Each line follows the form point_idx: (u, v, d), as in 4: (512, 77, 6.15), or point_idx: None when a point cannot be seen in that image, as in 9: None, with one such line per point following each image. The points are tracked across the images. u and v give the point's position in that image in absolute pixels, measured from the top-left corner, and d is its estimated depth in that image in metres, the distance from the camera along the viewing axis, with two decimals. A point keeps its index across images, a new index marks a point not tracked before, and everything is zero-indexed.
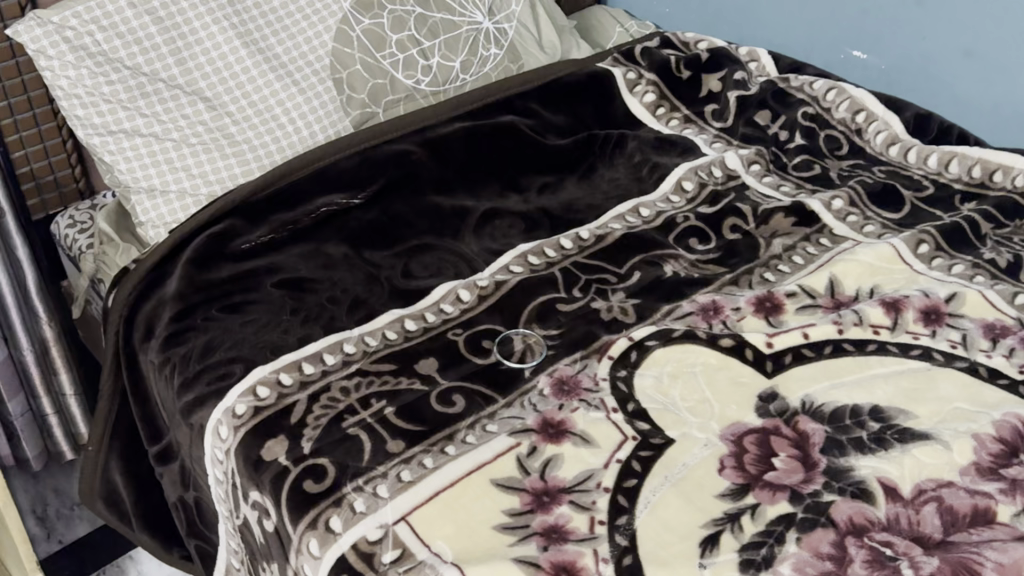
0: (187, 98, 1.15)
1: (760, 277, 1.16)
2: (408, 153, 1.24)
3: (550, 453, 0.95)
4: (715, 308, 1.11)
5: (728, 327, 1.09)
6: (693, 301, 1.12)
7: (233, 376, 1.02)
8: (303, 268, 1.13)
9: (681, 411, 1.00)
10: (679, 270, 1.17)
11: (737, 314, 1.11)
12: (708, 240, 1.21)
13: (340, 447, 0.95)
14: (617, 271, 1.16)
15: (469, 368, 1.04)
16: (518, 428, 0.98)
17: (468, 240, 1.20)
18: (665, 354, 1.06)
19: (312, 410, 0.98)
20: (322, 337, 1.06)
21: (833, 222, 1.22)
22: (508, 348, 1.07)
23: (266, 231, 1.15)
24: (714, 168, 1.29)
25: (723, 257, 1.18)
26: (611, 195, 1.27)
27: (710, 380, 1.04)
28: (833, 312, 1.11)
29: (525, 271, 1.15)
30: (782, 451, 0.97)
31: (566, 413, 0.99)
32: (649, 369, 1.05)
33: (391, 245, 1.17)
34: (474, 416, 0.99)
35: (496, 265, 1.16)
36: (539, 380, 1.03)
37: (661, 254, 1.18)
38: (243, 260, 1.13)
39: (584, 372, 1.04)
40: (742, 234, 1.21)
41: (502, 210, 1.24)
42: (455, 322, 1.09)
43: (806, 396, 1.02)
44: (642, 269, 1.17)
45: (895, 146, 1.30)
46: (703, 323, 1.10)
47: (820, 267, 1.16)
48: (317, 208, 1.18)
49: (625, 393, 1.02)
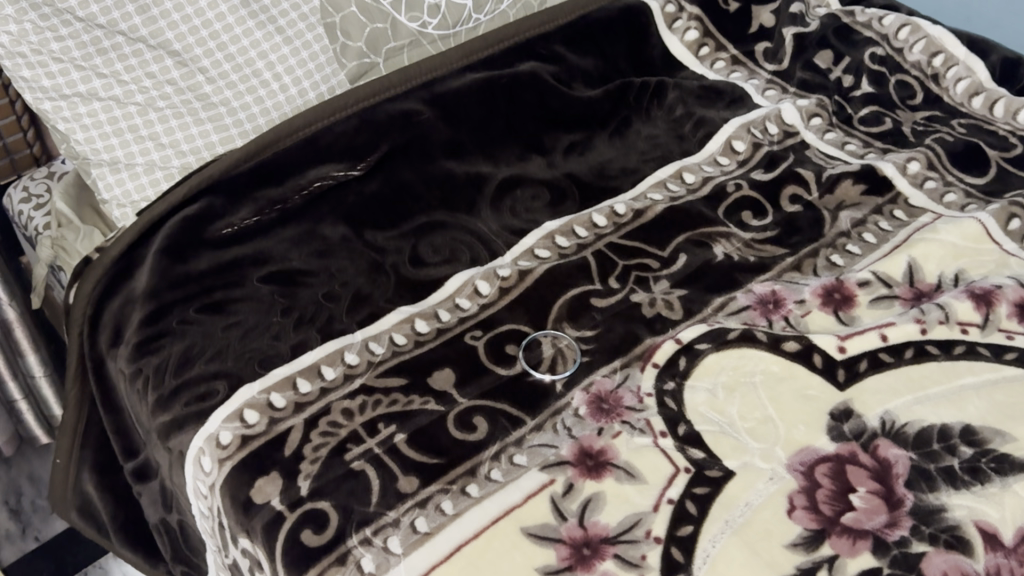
0: (151, 53, 0.96)
1: (826, 261, 1.00)
2: (414, 113, 1.05)
3: (590, 492, 0.81)
4: (776, 300, 0.96)
5: (792, 326, 0.94)
6: (749, 292, 0.97)
7: (217, 396, 0.87)
8: (295, 258, 0.97)
9: (740, 434, 0.86)
10: (731, 252, 1.01)
11: (802, 309, 0.95)
12: (764, 214, 1.04)
13: (344, 487, 0.81)
14: (660, 254, 1.00)
15: (492, 381, 0.89)
16: (551, 460, 0.83)
17: (485, 216, 1.04)
18: (719, 360, 0.91)
19: (310, 439, 0.84)
20: (319, 344, 0.90)
21: (908, 189, 1.06)
22: (536, 356, 0.91)
23: (252, 212, 0.98)
24: (769, 123, 1.12)
25: (781, 236, 1.02)
26: (649, 157, 1.11)
27: (773, 394, 0.89)
28: (913, 306, 0.95)
29: (553, 257, 0.99)
30: (861, 485, 0.83)
31: (607, 439, 0.85)
32: (701, 379, 0.90)
33: (397, 225, 1.01)
34: (499, 444, 0.84)
35: (519, 248, 1.00)
36: (573, 397, 0.88)
37: (711, 232, 1.02)
38: (226, 248, 0.96)
39: (625, 385, 0.89)
40: (803, 206, 1.05)
41: (524, 178, 1.07)
42: (473, 323, 0.94)
43: (885, 413, 0.88)
44: (689, 251, 1.01)
45: (979, 97, 1.13)
46: (762, 320, 0.95)
47: (895, 248, 1.00)
48: (310, 182, 1.00)
49: (674, 412, 0.87)
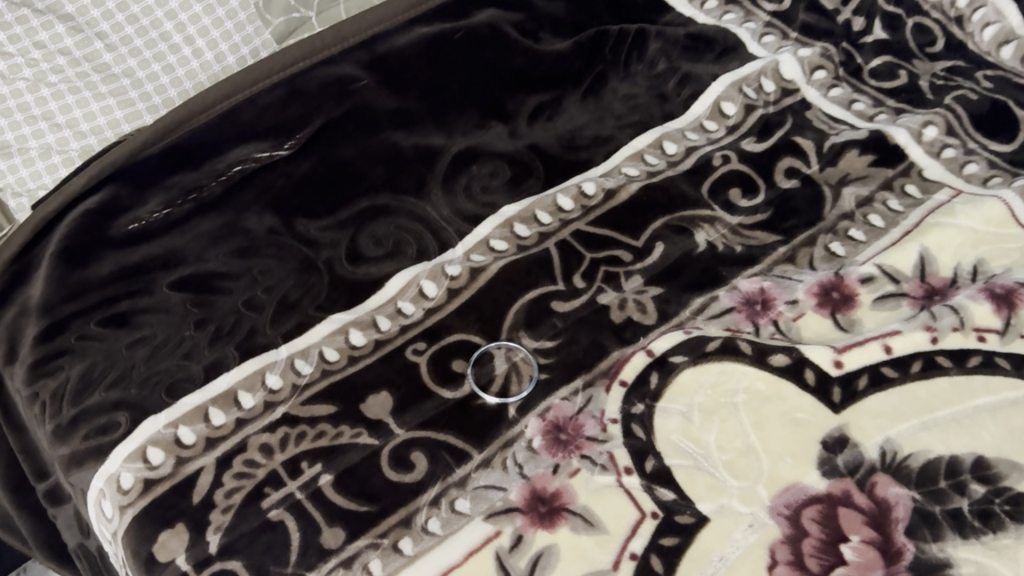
0: (39, 19, 0.83)
1: (825, 250, 0.87)
2: (351, 80, 0.91)
3: (540, 545, 0.71)
4: (765, 301, 0.84)
5: (782, 333, 0.82)
6: (735, 291, 0.84)
7: (118, 430, 0.75)
8: (211, 258, 0.85)
9: (717, 470, 0.75)
10: (715, 240, 0.87)
11: (794, 311, 0.83)
12: (756, 192, 0.91)
13: (259, 543, 0.71)
14: (634, 244, 0.87)
15: (434, 407, 0.78)
16: (499, 506, 0.72)
17: (436, 199, 0.91)
18: (696, 377, 0.79)
19: (222, 482, 0.73)
20: (237, 364, 0.79)
21: (923, 159, 0.92)
22: (486, 373, 0.80)
23: (162, 203, 0.85)
24: (764, 80, 0.99)
25: (774, 219, 0.89)
26: (627, 122, 0.97)
27: (757, 418, 0.77)
28: (922, 308, 0.83)
29: (511, 250, 0.87)
30: (855, 533, 0.72)
31: (563, 479, 0.74)
32: (675, 401, 0.78)
33: (332, 211, 0.89)
34: (439, 485, 0.74)
35: (474, 239, 0.88)
36: (526, 425, 0.77)
37: (693, 216, 0.89)
38: (132, 248, 0.84)
39: (587, 410, 0.78)
40: (801, 181, 0.92)
41: (482, 152, 0.94)
42: (416, 332, 0.82)
43: (886, 442, 0.76)
44: (667, 239, 0.88)
45: (1009, 46, 0.99)
46: (747, 325, 0.82)
47: (904, 235, 0.87)
48: (229, 166, 0.87)
49: (642, 443, 0.76)
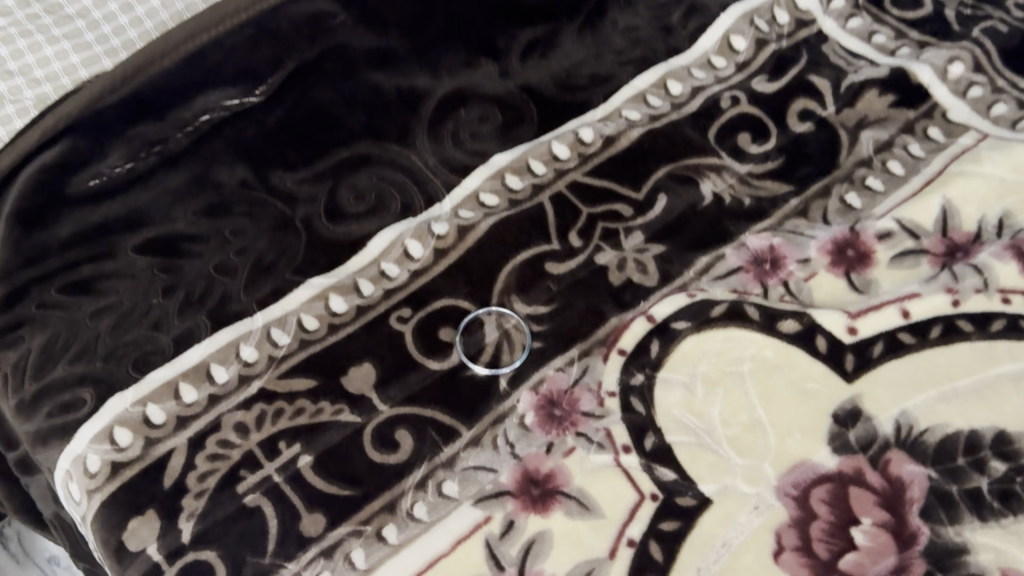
0: None
1: (841, 201, 0.81)
2: (328, 16, 0.78)
3: (532, 531, 0.67)
4: (774, 260, 0.78)
5: (793, 295, 0.76)
6: (742, 248, 0.79)
7: (84, 408, 0.70)
8: (179, 217, 0.78)
9: (721, 447, 0.70)
10: (722, 191, 0.81)
11: (805, 271, 0.77)
12: (767, 136, 0.84)
13: (234, 531, 0.67)
14: (635, 197, 0.81)
15: (420, 380, 0.73)
16: (488, 490, 0.68)
17: (421, 145, 0.84)
18: (699, 345, 0.74)
19: (194, 465, 0.69)
20: (209, 334, 0.74)
21: (948, 99, 0.85)
22: (475, 342, 0.75)
23: (123, 155, 0.76)
24: (778, 10, 0.91)
25: (786, 168, 0.83)
26: (626, 59, 0.88)
27: (765, 389, 0.72)
28: (943, 266, 0.77)
29: (503, 205, 0.81)
30: (867, 515, 0.68)
31: (557, 459, 0.70)
32: (677, 371, 0.73)
33: (309, 161, 0.82)
34: (426, 467, 0.69)
35: (463, 191, 0.82)
36: (518, 399, 0.72)
37: (698, 165, 0.83)
38: (93, 206, 0.75)
39: (583, 382, 0.73)
40: (815, 125, 0.85)
41: (469, 92, 0.85)
42: (401, 297, 0.77)
43: (901, 415, 0.71)
44: (670, 191, 0.82)
45: None
46: (756, 287, 0.77)
47: (925, 186, 0.81)
48: (196, 116, 0.77)
49: (642, 418, 0.71)
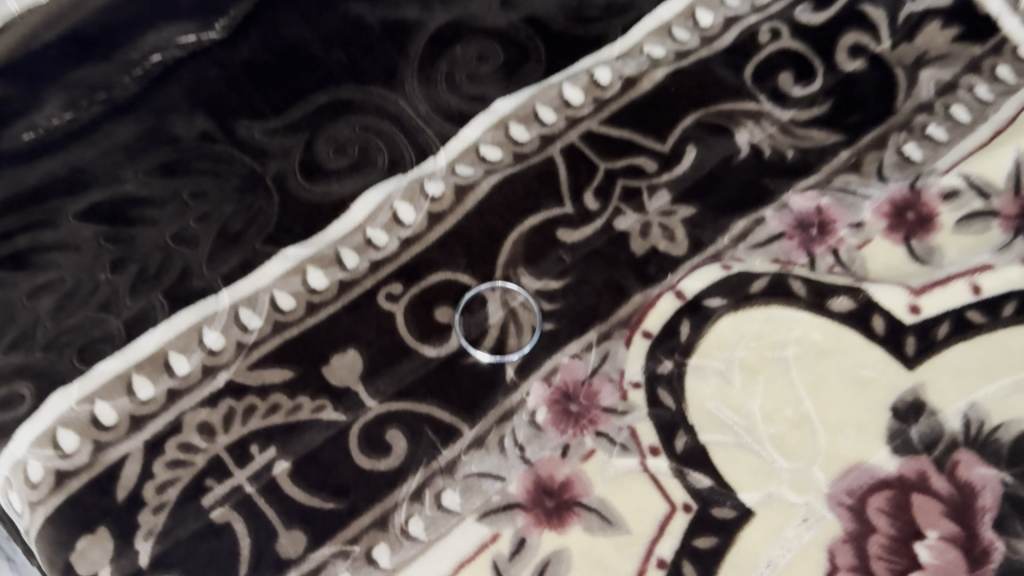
0: None
1: (898, 153, 0.70)
2: None
3: (548, 550, 0.57)
4: (822, 224, 0.67)
5: (844, 266, 0.66)
6: (785, 210, 0.68)
7: (22, 405, 0.59)
8: (129, 177, 0.66)
9: (763, 449, 0.61)
10: (760, 141, 0.70)
11: (858, 237, 0.67)
12: (812, 75, 0.73)
13: (200, 553, 0.57)
14: (661, 150, 0.70)
15: (414, 369, 0.63)
16: (496, 502, 0.59)
17: (411, 91, 0.71)
18: (737, 326, 0.64)
19: (152, 474, 0.59)
20: (166, 317, 0.63)
21: (1020, 32, 0.74)
22: (478, 323, 0.64)
23: (63, 104, 0.64)
24: None
25: (835, 113, 0.71)
26: None
27: (813, 378, 0.63)
28: (1018, 231, 0.66)
29: (506, 160, 0.69)
30: (932, 527, 0.59)
31: (574, 465, 0.60)
32: (711, 357, 0.63)
33: (281, 110, 0.69)
34: (423, 473, 0.60)
35: (460, 143, 0.70)
36: (528, 392, 0.62)
37: (734, 110, 0.71)
38: (30, 164, 0.64)
39: (602, 372, 0.63)
40: (868, 62, 0.73)
41: (466, 25, 0.73)
42: (391, 270, 0.65)
43: (970, 408, 0.62)
44: (700, 141, 0.70)
45: None
46: (801, 256, 0.66)
47: (995, 136, 0.70)
48: (146, 57, 0.65)
49: (671, 415, 0.62)
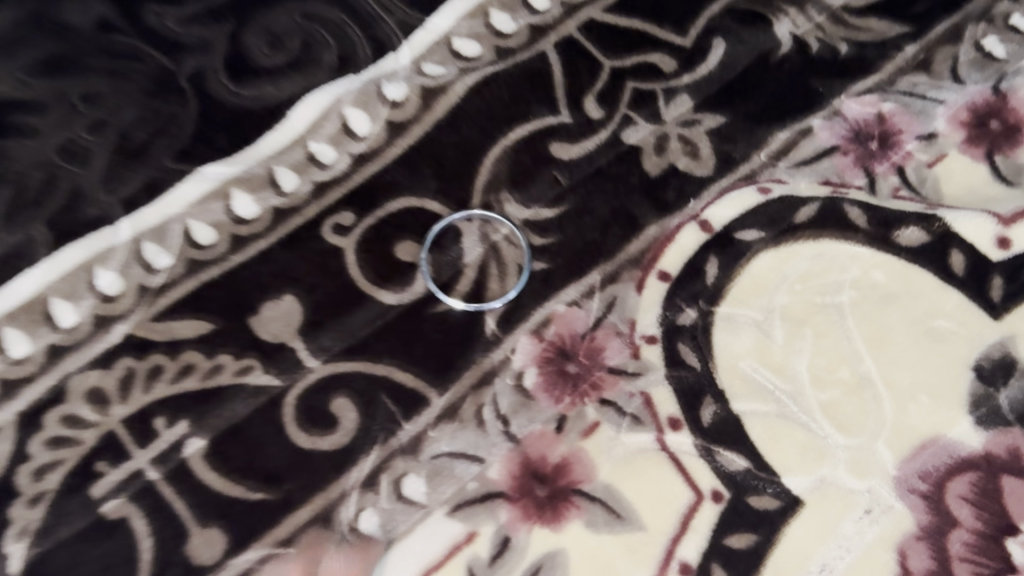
0: None
1: (976, 48, 0.56)
2: None
3: (542, 551, 0.45)
4: (885, 135, 0.53)
5: (912, 189, 0.52)
6: (839, 119, 0.54)
7: None
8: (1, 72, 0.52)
9: (813, 421, 0.48)
10: (807, 36, 0.55)
11: (930, 152, 0.53)
12: None
13: (88, 560, 0.44)
14: (680, 45, 0.55)
15: (368, 321, 0.49)
16: (472, 490, 0.46)
17: None
18: (778, 265, 0.51)
19: (28, 455, 0.45)
20: (49, 254, 0.49)
21: None
22: (451, 261, 0.51)
23: None
24: None
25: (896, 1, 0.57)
26: None
27: (875, 330, 0.49)
28: None
29: (486, 57, 0.54)
30: None
31: (572, 442, 0.47)
32: (745, 304, 0.50)
33: None
34: (377, 454, 0.46)
35: (428, 35, 0.54)
36: (514, 349, 0.49)
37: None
38: None
39: (608, 324, 0.50)
40: None
41: None
42: (340, 194, 0.51)
43: None
44: (730, 34, 0.55)
45: None
46: (858, 177, 0.53)
47: None
48: None
49: (696, 378, 0.49)
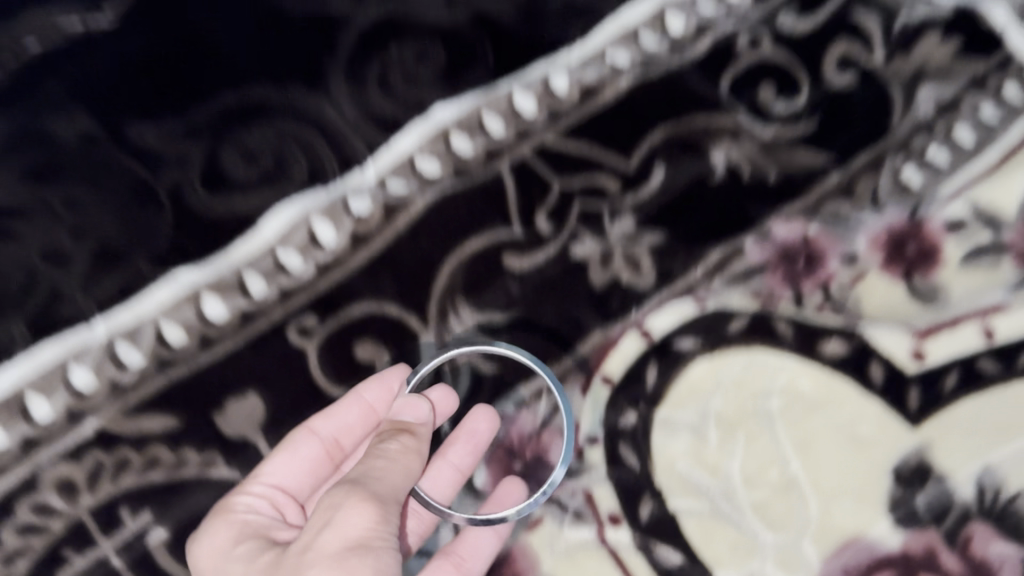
0: None
1: (894, 178, 0.60)
2: None
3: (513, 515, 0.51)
4: (810, 255, 0.58)
5: (834, 305, 0.57)
6: (767, 238, 0.58)
7: None
8: None
9: (746, 519, 0.52)
10: (739, 163, 0.59)
11: (851, 271, 0.58)
12: (797, 87, 0.61)
13: None
14: (623, 166, 0.59)
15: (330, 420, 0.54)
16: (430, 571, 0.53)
17: (340, 93, 0.57)
18: (713, 372, 0.55)
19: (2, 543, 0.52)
20: (26, 348, 0.52)
21: None
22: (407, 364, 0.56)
23: None
24: None
25: (823, 133, 0.60)
26: None
27: (802, 435, 0.53)
28: None
29: (447, 176, 0.57)
30: None
31: (518, 537, 0.53)
32: (682, 408, 0.54)
33: (179, 109, 0.56)
34: None
35: (392, 155, 0.56)
36: None
37: (707, 125, 0.60)
38: None
39: (554, 424, 0.55)
40: (857, 78, 0.61)
41: (404, 21, 0.58)
42: (302, 301, 0.55)
43: (985, 474, 0.52)
44: (672, 159, 0.59)
45: None
46: (786, 291, 0.57)
47: (1005, 159, 0.60)
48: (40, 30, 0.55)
49: (635, 477, 0.53)
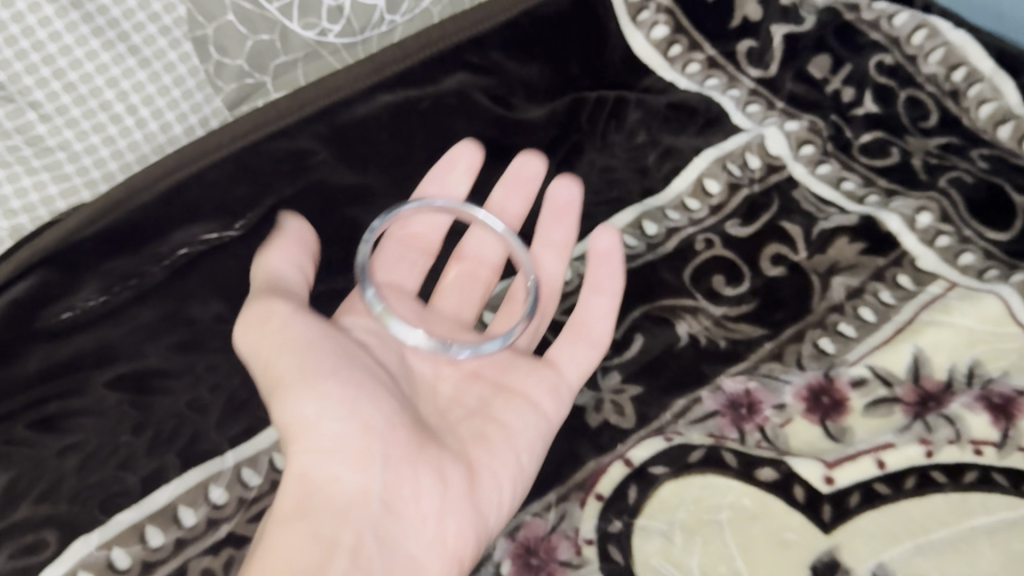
0: None
1: (813, 347, 0.81)
2: (309, 154, 0.82)
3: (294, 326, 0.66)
4: (751, 404, 0.78)
5: (769, 442, 0.77)
6: (718, 392, 0.79)
7: (47, 551, 0.67)
8: (150, 353, 0.76)
9: None
10: (697, 333, 0.82)
11: (781, 417, 0.78)
12: (740, 279, 0.86)
13: None
14: (612, 336, 0.82)
15: None
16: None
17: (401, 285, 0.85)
18: (677, 491, 0.74)
19: None
20: (178, 475, 0.71)
21: (916, 248, 0.87)
22: None
23: (97, 288, 0.75)
24: (749, 156, 0.94)
25: (760, 311, 0.84)
26: (603, 198, 0.92)
27: (745, 539, 0.71)
28: (917, 416, 0.77)
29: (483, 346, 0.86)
30: None
31: None
32: (655, 517, 0.72)
33: None
34: None
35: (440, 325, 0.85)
36: (495, 546, 0.71)
37: (673, 305, 0.84)
38: (59, 342, 0.74)
39: (560, 529, 0.72)
40: (787, 270, 0.86)
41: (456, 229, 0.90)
42: None
43: (879, 567, 0.70)
44: (647, 331, 0.82)
45: (1007, 126, 0.94)
46: (733, 431, 0.77)
47: (896, 334, 0.82)
48: (173, 250, 0.77)
49: (620, 568, 0.70)
